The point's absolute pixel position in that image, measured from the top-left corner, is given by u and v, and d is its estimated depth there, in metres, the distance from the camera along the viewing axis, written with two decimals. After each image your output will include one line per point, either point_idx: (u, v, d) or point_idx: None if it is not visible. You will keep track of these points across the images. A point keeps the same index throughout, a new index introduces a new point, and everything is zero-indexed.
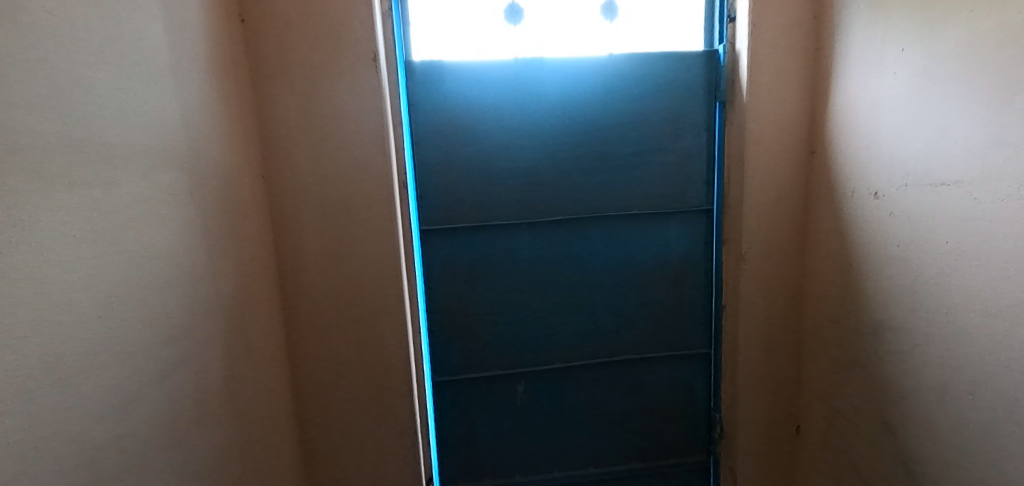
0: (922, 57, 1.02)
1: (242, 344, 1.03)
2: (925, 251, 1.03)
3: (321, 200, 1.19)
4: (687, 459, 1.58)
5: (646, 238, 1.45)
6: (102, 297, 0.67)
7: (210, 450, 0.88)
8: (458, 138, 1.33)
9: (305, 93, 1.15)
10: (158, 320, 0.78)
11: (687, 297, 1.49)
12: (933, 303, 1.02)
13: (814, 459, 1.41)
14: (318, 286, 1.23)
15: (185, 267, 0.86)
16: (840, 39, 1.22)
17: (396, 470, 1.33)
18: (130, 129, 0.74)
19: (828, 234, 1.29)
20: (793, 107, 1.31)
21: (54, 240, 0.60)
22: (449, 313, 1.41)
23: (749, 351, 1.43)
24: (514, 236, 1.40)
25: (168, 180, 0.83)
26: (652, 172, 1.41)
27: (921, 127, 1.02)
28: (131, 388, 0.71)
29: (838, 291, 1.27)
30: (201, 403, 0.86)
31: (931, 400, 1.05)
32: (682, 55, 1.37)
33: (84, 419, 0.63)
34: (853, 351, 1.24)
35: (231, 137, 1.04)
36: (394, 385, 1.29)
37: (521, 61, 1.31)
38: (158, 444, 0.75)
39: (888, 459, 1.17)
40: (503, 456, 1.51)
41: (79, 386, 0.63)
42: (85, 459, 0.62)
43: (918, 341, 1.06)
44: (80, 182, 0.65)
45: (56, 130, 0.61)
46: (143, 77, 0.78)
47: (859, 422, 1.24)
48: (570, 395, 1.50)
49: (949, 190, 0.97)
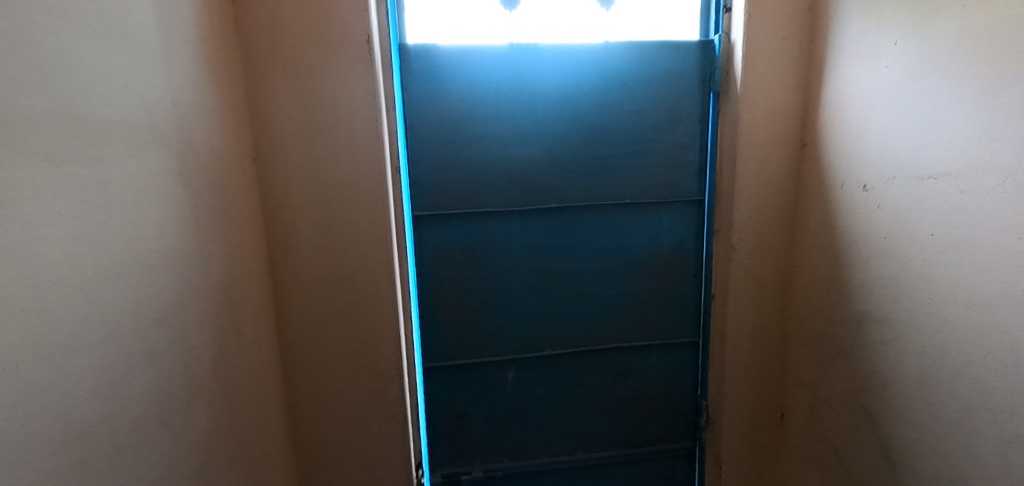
0: (915, 47, 1.00)
1: (230, 324, 1.05)
2: (909, 244, 1.03)
3: (312, 185, 1.20)
4: (673, 445, 1.61)
5: (638, 228, 1.45)
6: (91, 276, 0.68)
7: (197, 428, 0.90)
8: (451, 124, 1.33)
9: (296, 77, 1.15)
10: (149, 302, 0.80)
11: (677, 287, 1.50)
12: (915, 296, 1.03)
13: (797, 447, 1.43)
14: (309, 270, 1.24)
15: (175, 251, 0.88)
16: (834, 29, 1.21)
17: (386, 451, 1.36)
18: (118, 114, 0.75)
19: (816, 226, 1.29)
20: (786, 98, 1.30)
21: (41, 221, 0.61)
22: (440, 298, 1.42)
23: (736, 340, 1.43)
24: (506, 222, 1.40)
25: (157, 162, 0.84)
26: (645, 161, 1.41)
27: (910, 120, 1.02)
28: (119, 368, 0.73)
29: (825, 283, 1.28)
30: (189, 384, 0.89)
31: (910, 393, 1.06)
32: (677, 44, 1.36)
33: (73, 399, 0.65)
34: (837, 343, 1.25)
35: (221, 122, 1.05)
36: (386, 368, 1.32)
37: (515, 47, 1.30)
38: (145, 423, 0.77)
39: (866, 447, 1.18)
40: (491, 440, 1.54)
41: (68, 366, 0.64)
42: (74, 437, 0.64)
43: (899, 334, 1.07)
44: (67, 163, 0.65)
45: (43, 107, 0.62)
46: (131, 58, 0.79)
47: (841, 412, 1.26)
48: (561, 380, 1.52)
49: (935, 183, 0.97)
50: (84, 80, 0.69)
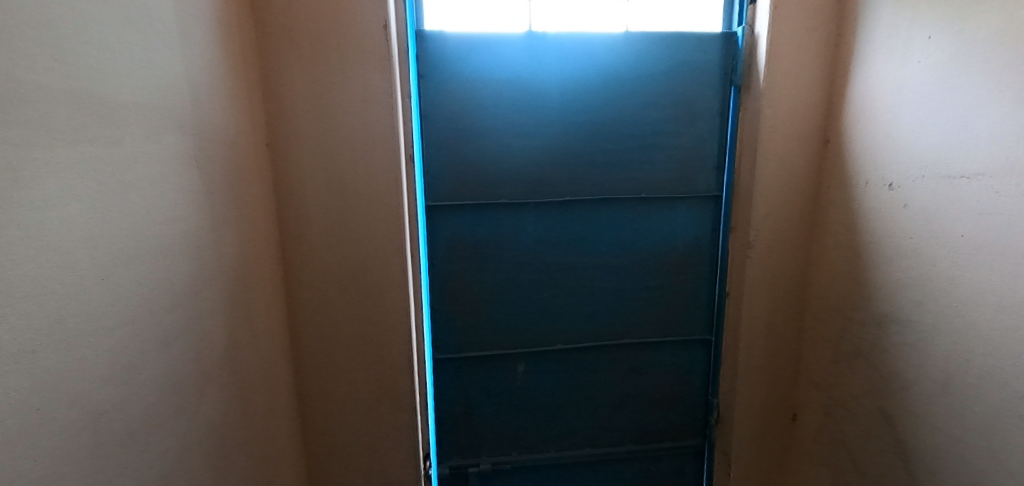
0: (950, 43, 0.97)
1: (242, 311, 1.04)
2: (937, 245, 1.01)
3: (326, 172, 1.19)
4: (682, 442, 1.59)
5: (653, 223, 1.43)
6: (106, 260, 0.67)
7: (209, 415, 0.89)
8: (466, 113, 1.30)
9: (312, 62, 1.13)
10: (164, 287, 0.79)
11: (691, 283, 1.48)
12: (941, 298, 1.01)
13: (809, 448, 1.42)
14: (321, 259, 1.23)
15: (190, 236, 0.87)
16: (863, 23, 1.18)
17: (394, 441, 1.36)
18: (135, 94, 0.74)
19: (837, 225, 1.27)
20: (810, 93, 1.28)
21: (58, 201, 0.60)
22: (452, 290, 1.41)
23: (750, 339, 1.41)
24: (521, 214, 1.38)
25: (172, 144, 0.82)
26: (663, 155, 1.39)
27: (942, 117, 0.99)
28: (133, 353, 0.72)
29: (845, 283, 1.25)
30: (202, 371, 0.88)
31: (932, 397, 1.04)
32: (699, 36, 1.33)
33: (88, 384, 0.64)
34: (854, 344, 1.23)
35: (235, 105, 1.03)
36: (397, 359, 1.31)
37: (534, 35, 1.28)
38: (158, 409, 0.76)
39: (882, 451, 1.17)
40: (500, 433, 1.53)
41: (82, 351, 0.63)
42: (88, 423, 0.63)
43: (922, 336, 1.05)
44: (84, 143, 0.64)
45: (59, 83, 0.60)
46: (148, 37, 0.77)
47: (857, 414, 1.24)
48: (572, 375, 1.51)
49: (968, 183, 0.94)
50: (101, 57, 0.67)
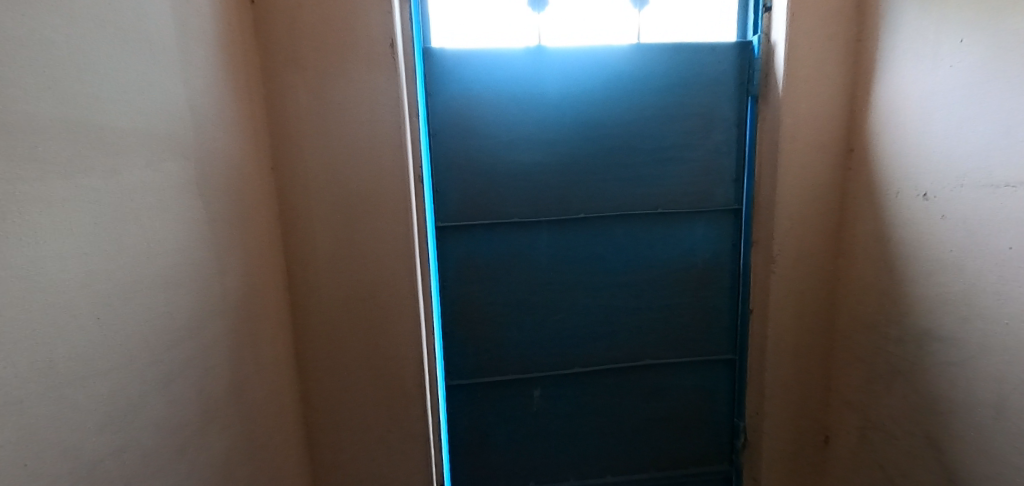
0: (986, 44, 0.93)
1: (246, 343, 0.99)
2: (980, 259, 0.95)
3: (332, 195, 1.14)
4: (708, 468, 1.52)
5: (671, 239, 1.38)
6: (103, 297, 0.63)
7: (212, 458, 0.84)
8: (475, 130, 1.27)
9: (317, 83, 1.10)
10: (164, 324, 0.74)
11: (713, 300, 1.43)
12: (990, 314, 0.95)
13: (844, 472, 1.35)
14: (328, 285, 1.18)
15: (194, 269, 0.83)
16: (887, 27, 1.14)
17: (407, 474, 1.30)
18: (132, 120, 0.69)
19: (866, 237, 1.22)
20: (831, 101, 1.23)
21: (54, 238, 0.56)
22: (464, 313, 1.36)
23: (777, 359, 1.35)
24: (534, 233, 1.34)
25: (173, 172, 0.78)
26: (679, 169, 1.35)
27: (981, 122, 0.94)
28: (131, 396, 0.67)
29: (877, 297, 1.19)
30: (205, 411, 0.83)
31: (984, 419, 0.97)
32: (714, 46, 1.30)
33: (82, 431, 0.59)
34: (891, 361, 1.17)
35: (238, 128, 0.99)
36: (408, 387, 1.25)
37: (544, 49, 1.24)
38: (158, 456, 0.71)
39: (929, 476, 1.10)
40: (516, 461, 1.46)
41: (75, 397, 0.58)
42: (82, 475, 0.58)
43: (970, 353, 0.99)
44: (79, 174, 0.60)
45: (55, 114, 0.56)
46: (148, 63, 0.74)
47: (897, 436, 1.17)
48: (590, 399, 1.45)
49: (1013, 191, 0.89)
50: (98, 86, 0.63)
